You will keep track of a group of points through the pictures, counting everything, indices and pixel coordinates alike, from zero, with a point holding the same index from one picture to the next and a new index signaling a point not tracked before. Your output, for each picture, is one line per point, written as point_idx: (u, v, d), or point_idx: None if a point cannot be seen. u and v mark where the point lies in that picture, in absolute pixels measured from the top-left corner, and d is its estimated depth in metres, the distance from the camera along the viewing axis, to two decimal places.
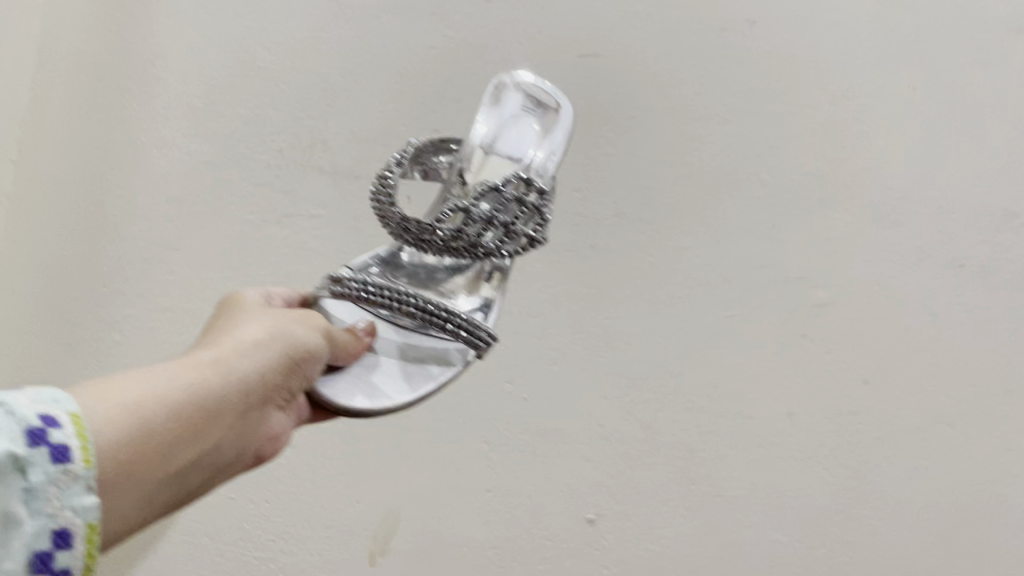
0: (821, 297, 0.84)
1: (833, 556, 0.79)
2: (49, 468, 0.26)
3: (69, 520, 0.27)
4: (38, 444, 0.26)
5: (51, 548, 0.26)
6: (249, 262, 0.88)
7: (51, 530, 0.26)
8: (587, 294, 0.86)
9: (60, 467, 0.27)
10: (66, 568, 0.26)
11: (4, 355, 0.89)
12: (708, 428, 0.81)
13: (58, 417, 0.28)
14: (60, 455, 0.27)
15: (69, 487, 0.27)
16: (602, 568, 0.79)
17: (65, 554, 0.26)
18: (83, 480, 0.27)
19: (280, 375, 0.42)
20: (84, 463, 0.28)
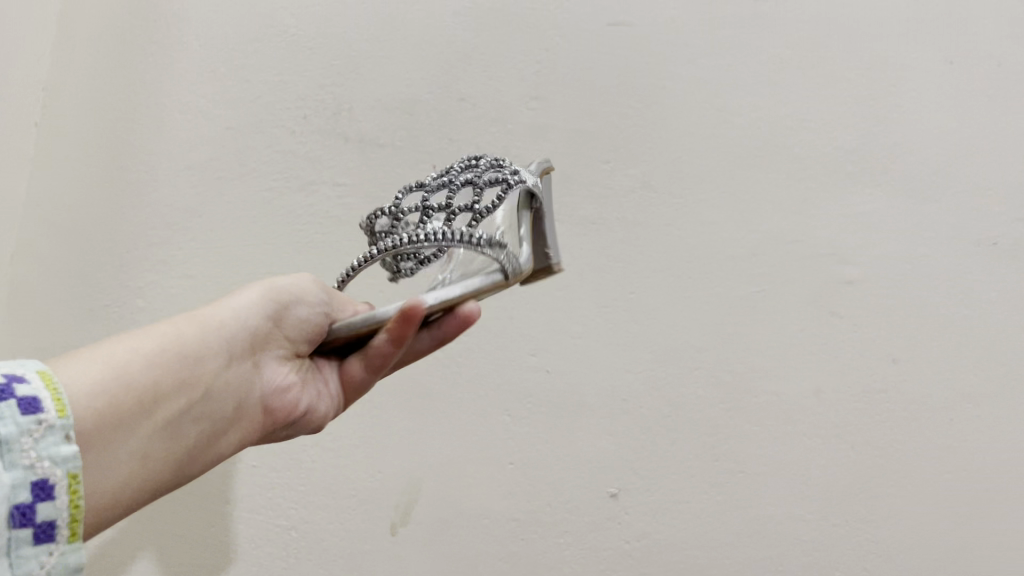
0: (851, 274, 0.83)
1: (857, 534, 0.78)
2: (20, 421, 0.30)
3: (49, 470, 0.31)
4: (8, 400, 0.30)
5: (32, 498, 0.30)
6: (273, 229, 0.88)
7: (31, 481, 0.30)
8: (612, 267, 0.85)
9: (31, 419, 0.31)
10: (48, 514, 0.30)
11: (27, 316, 0.90)
12: (732, 404, 0.80)
13: (26, 379, 0.32)
14: (33, 410, 0.31)
15: (44, 438, 0.31)
16: (623, 541, 0.79)
17: (47, 504, 0.30)
18: (58, 430, 0.31)
19: (263, 321, 0.48)
20: (57, 414, 0.32)
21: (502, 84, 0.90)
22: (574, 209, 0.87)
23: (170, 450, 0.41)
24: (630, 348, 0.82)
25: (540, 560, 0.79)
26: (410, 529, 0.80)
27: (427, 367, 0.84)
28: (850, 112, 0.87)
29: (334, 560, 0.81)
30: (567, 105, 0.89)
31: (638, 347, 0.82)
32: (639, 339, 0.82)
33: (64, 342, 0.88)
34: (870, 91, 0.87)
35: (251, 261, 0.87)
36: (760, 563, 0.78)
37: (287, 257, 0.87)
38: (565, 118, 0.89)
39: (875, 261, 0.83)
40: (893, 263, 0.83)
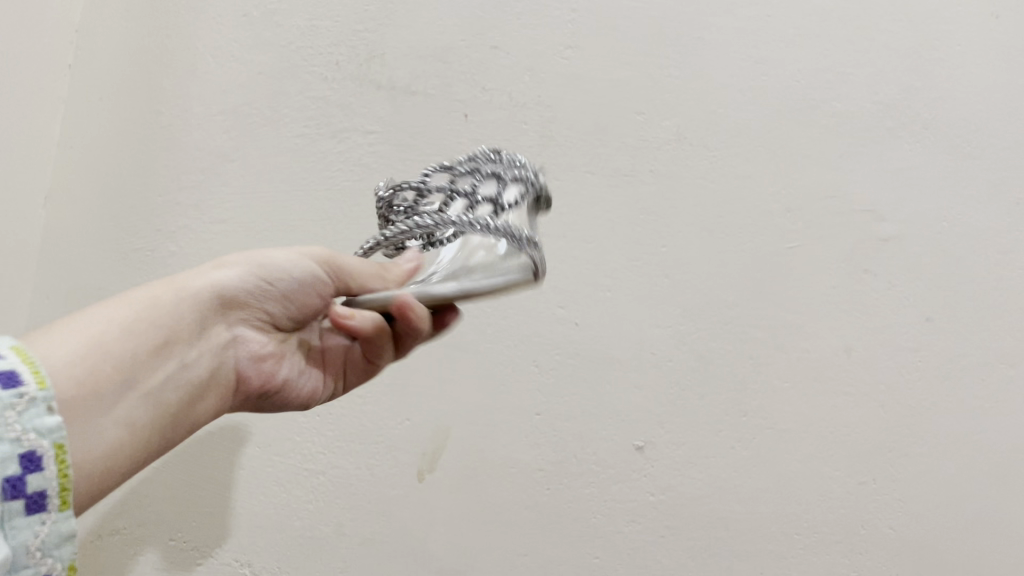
0: (886, 231, 0.81)
1: (884, 493, 0.78)
2: (8, 397, 0.34)
3: (35, 443, 0.35)
4: None
5: (23, 469, 0.34)
6: (304, 177, 0.88)
7: (19, 454, 0.34)
8: (645, 221, 0.83)
9: (14, 393, 0.35)
10: (37, 483, 0.34)
11: (61, 258, 0.91)
12: (762, 360, 0.80)
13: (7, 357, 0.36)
14: (14, 383, 0.35)
15: (30, 410, 0.35)
16: (648, 494, 0.79)
17: (36, 475, 0.34)
18: (41, 403, 0.36)
19: (250, 289, 0.50)
20: (37, 387, 0.36)
21: (536, 31, 0.88)
22: (607, 159, 0.85)
23: (145, 409, 0.44)
24: (661, 303, 0.82)
25: (566, 510, 0.79)
26: (436, 475, 0.81)
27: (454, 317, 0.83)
28: (892, 67, 0.85)
29: (360, 506, 0.81)
30: (602, 55, 0.87)
31: (668, 301, 0.82)
32: (669, 293, 0.82)
33: (95, 283, 0.89)
34: (913, 46, 0.85)
35: (282, 207, 0.87)
36: (784, 518, 0.78)
37: (318, 201, 0.87)
38: (600, 68, 0.87)
39: (911, 219, 0.81)
40: (929, 221, 0.81)
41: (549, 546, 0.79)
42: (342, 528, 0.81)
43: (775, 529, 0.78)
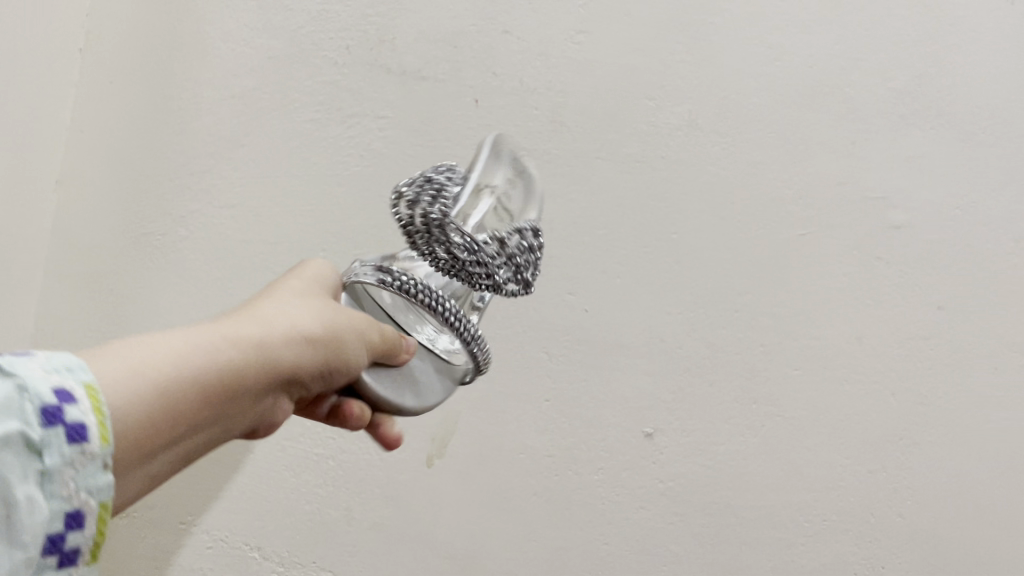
0: (898, 219, 0.81)
1: (893, 481, 0.79)
2: (67, 453, 0.23)
3: (83, 508, 0.23)
4: (54, 421, 0.23)
5: (60, 545, 0.23)
6: (316, 162, 0.88)
7: (64, 515, 0.23)
8: (655, 207, 0.83)
9: (77, 447, 0.23)
10: (74, 559, 0.24)
11: (73, 242, 0.92)
12: (771, 347, 0.80)
13: (74, 389, 0.25)
14: (76, 434, 0.24)
15: (86, 474, 0.24)
16: (656, 481, 0.79)
17: (77, 538, 0.23)
18: (101, 464, 0.24)
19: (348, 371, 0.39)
20: (103, 443, 0.24)
21: (549, 15, 0.86)
22: (617, 145, 0.84)
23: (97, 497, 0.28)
24: (671, 290, 0.81)
25: (574, 496, 0.80)
26: (445, 461, 0.81)
27: None
28: (908, 52, 0.83)
29: (369, 490, 0.82)
30: (614, 38, 0.85)
31: (678, 288, 0.81)
32: (680, 280, 0.81)
33: (109, 267, 0.90)
34: (931, 30, 0.83)
35: (294, 193, 0.88)
36: (793, 506, 0.79)
37: (329, 187, 0.88)
38: (613, 53, 0.85)
39: (924, 207, 0.81)
40: (941, 210, 0.81)
41: (558, 532, 0.80)
42: (351, 513, 0.82)
43: (784, 516, 0.79)
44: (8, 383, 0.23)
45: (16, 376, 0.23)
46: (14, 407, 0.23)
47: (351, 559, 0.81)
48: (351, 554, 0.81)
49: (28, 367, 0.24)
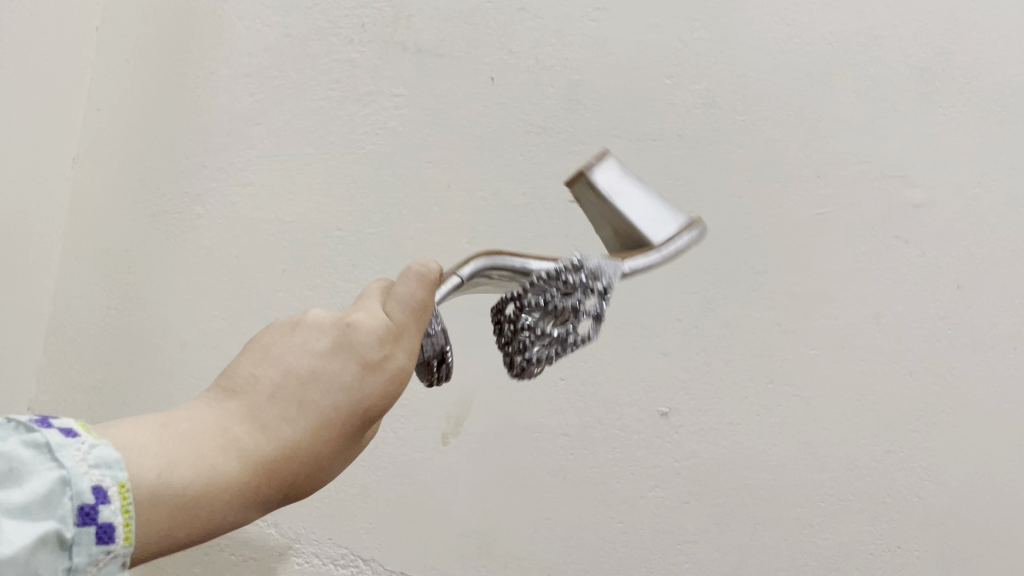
0: (917, 198, 0.80)
1: (912, 461, 0.78)
2: (93, 549, 0.29)
3: None
4: (86, 524, 0.29)
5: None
6: (332, 140, 0.88)
7: None
8: (672, 186, 0.82)
9: (102, 547, 0.29)
10: None
11: (91, 220, 0.93)
12: (788, 327, 0.79)
13: (110, 489, 0.30)
14: (104, 534, 0.29)
15: (106, 565, 0.29)
16: (672, 460, 0.79)
17: None
18: (118, 559, 0.30)
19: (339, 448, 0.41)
20: (124, 542, 0.30)
21: None
22: (635, 123, 0.84)
23: None
24: (689, 268, 0.81)
25: (590, 475, 0.80)
26: (462, 439, 0.81)
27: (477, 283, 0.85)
28: (927, 29, 0.81)
29: (386, 468, 0.82)
30: (630, 16, 0.85)
31: (695, 267, 0.81)
32: (697, 259, 0.81)
33: (128, 245, 0.91)
34: (951, 5, 0.81)
35: (309, 171, 0.88)
36: (807, 485, 0.78)
37: (344, 165, 0.88)
38: (629, 31, 0.85)
39: (944, 184, 0.80)
40: (961, 187, 0.79)
41: (573, 511, 0.80)
42: (369, 490, 0.82)
43: (800, 495, 0.78)
44: (57, 479, 0.29)
45: (65, 474, 0.29)
46: (58, 506, 0.28)
47: (367, 536, 0.82)
48: (368, 532, 0.82)
49: (75, 466, 0.29)
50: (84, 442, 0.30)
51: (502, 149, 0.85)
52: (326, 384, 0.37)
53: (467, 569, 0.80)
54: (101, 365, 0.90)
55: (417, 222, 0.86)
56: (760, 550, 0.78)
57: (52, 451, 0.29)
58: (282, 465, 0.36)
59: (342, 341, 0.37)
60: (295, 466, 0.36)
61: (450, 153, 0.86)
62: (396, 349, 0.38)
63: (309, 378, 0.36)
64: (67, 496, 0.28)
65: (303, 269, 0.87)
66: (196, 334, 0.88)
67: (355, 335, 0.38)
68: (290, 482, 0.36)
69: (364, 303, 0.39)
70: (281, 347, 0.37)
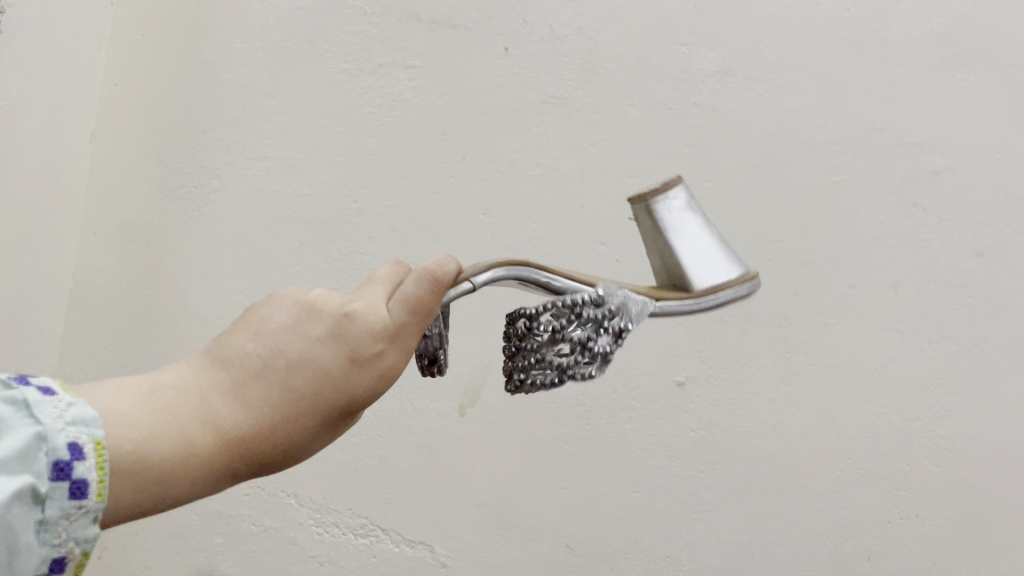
0: (936, 165, 0.78)
1: (931, 430, 0.77)
2: (67, 504, 0.29)
3: (69, 551, 0.29)
4: (61, 479, 0.28)
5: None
6: (347, 113, 0.89)
7: (51, 558, 0.29)
8: (688, 154, 0.82)
9: (77, 504, 0.29)
10: None
11: (110, 195, 0.93)
12: (806, 296, 0.79)
13: (84, 446, 0.30)
14: (78, 489, 0.29)
15: (77, 522, 0.29)
16: (689, 430, 0.79)
17: None
18: (91, 516, 0.29)
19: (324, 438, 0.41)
20: (98, 498, 0.30)
21: None
22: (650, 92, 0.83)
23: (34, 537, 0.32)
24: None
25: (606, 444, 0.80)
26: (478, 410, 0.81)
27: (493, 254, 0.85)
28: None
29: (403, 439, 0.83)
30: None
31: None
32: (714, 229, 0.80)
33: (146, 219, 0.91)
34: None
35: (325, 144, 0.89)
36: (825, 454, 0.78)
37: (359, 138, 0.88)
38: None
39: (965, 151, 0.78)
40: (981, 153, 0.78)
41: (590, 480, 0.80)
42: (387, 460, 0.83)
43: (816, 464, 0.78)
44: (35, 435, 0.28)
45: (41, 430, 0.29)
46: (34, 460, 0.28)
47: (387, 505, 0.83)
48: (386, 501, 0.83)
49: (51, 422, 0.29)
50: (60, 401, 0.30)
51: (517, 120, 0.85)
52: (316, 373, 0.36)
53: (485, 537, 0.82)
54: (122, 340, 0.92)
55: (433, 195, 0.86)
56: (774, 517, 0.79)
57: (30, 408, 0.29)
58: (260, 450, 0.36)
59: (338, 330, 0.37)
60: (274, 451, 0.36)
61: (465, 125, 0.86)
62: (394, 347, 0.38)
63: (297, 365, 0.36)
64: (41, 450, 0.28)
65: (320, 242, 0.88)
66: (216, 308, 0.89)
67: (351, 328, 0.37)
68: (267, 466, 0.37)
69: (370, 291, 0.39)
70: (277, 325, 0.37)
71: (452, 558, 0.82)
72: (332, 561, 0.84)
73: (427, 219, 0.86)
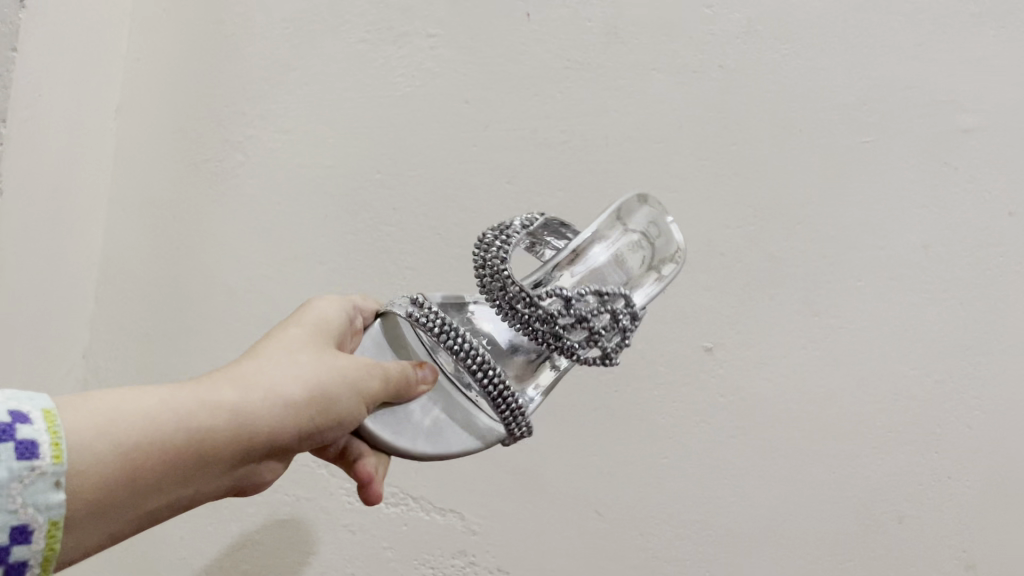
0: (967, 123, 0.77)
1: (960, 390, 0.76)
2: (14, 464, 0.29)
3: (31, 516, 0.30)
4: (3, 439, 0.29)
5: (9, 542, 0.29)
6: (369, 84, 0.89)
7: (11, 524, 0.29)
8: (713, 117, 0.81)
9: (25, 464, 0.30)
10: (22, 558, 0.30)
11: (134, 170, 0.94)
12: (834, 258, 0.78)
13: (29, 413, 0.31)
14: (26, 450, 0.30)
15: (35, 484, 0.30)
16: (718, 395, 0.79)
17: (23, 546, 0.30)
18: (49, 477, 0.30)
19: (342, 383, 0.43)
20: (52, 460, 0.31)
21: None
22: (674, 55, 0.82)
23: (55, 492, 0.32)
24: (729, 205, 0.80)
25: (635, 411, 0.80)
26: None
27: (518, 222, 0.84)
28: None
29: None
30: None
31: (740, 201, 0.80)
32: (738, 192, 0.80)
33: (170, 192, 0.92)
34: None
35: (347, 115, 0.89)
36: (858, 419, 0.77)
37: (381, 108, 0.88)
38: None
39: (996, 110, 0.77)
40: (1013, 110, 0.77)
41: (619, 447, 0.80)
42: None
43: (849, 426, 0.77)
44: None
45: None
46: None
47: (416, 474, 0.84)
48: (415, 470, 0.84)
49: None
50: None
51: (539, 87, 0.85)
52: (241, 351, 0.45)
53: (515, 505, 0.81)
54: (149, 313, 0.92)
55: (456, 163, 0.86)
56: (805, 481, 0.77)
57: None
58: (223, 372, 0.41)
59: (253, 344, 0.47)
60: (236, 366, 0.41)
61: (487, 93, 0.86)
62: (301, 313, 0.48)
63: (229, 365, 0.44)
64: None
65: (344, 214, 0.88)
66: (242, 282, 0.89)
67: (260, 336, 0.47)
68: (256, 379, 0.40)
69: None
70: None
71: (483, 525, 0.82)
72: (362, 530, 0.85)
73: (451, 190, 0.86)
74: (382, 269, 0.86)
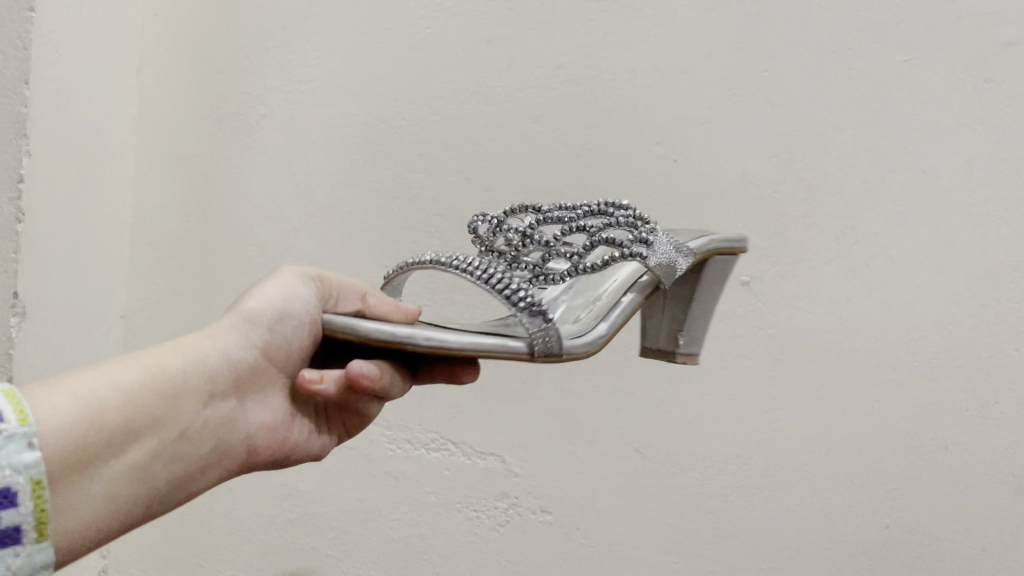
0: (1009, 37, 0.70)
1: (1009, 316, 0.69)
2: None
3: (11, 479, 0.34)
4: None
5: None
6: (389, 27, 0.87)
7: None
8: (744, 44, 0.78)
9: None
10: (14, 519, 0.34)
11: (158, 126, 0.95)
12: (874, 184, 0.74)
13: None
14: None
15: (8, 446, 0.35)
16: (756, 329, 0.78)
17: (13, 510, 0.34)
18: (21, 439, 0.35)
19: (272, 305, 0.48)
20: (18, 423, 0.35)
21: None
22: None
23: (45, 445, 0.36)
24: (761, 133, 0.77)
25: None
26: None
27: (547, 162, 0.83)
28: None
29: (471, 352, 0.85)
30: None
31: (772, 130, 0.77)
32: (770, 121, 0.77)
33: (196, 147, 0.93)
34: None
35: (369, 61, 0.88)
36: (902, 349, 0.73)
37: (403, 53, 0.87)
38: None
39: None
40: None
41: (657, 384, 0.80)
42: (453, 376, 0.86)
43: (889, 355, 0.73)
44: None
45: None
46: None
47: (455, 421, 0.85)
48: (455, 416, 0.86)
49: None
50: None
51: (564, 21, 0.83)
52: None
53: (555, 446, 0.82)
54: (183, 272, 0.93)
55: (481, 106, 0.85)
56: (844, 414, 0.74)
57: None
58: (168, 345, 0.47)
59: None
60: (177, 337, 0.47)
61: (509, 30, 0.84)
62: None
63: None
64: None
65: (370, 162, 0.87)
66: (273, 237, 0.90)
67: None
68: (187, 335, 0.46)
69: None
70: None
71: (524, 467, 0.83)
72: (405, 476, 0.87)
73: (477, 132, 0.85)
74: (409, 216, 0.85)
